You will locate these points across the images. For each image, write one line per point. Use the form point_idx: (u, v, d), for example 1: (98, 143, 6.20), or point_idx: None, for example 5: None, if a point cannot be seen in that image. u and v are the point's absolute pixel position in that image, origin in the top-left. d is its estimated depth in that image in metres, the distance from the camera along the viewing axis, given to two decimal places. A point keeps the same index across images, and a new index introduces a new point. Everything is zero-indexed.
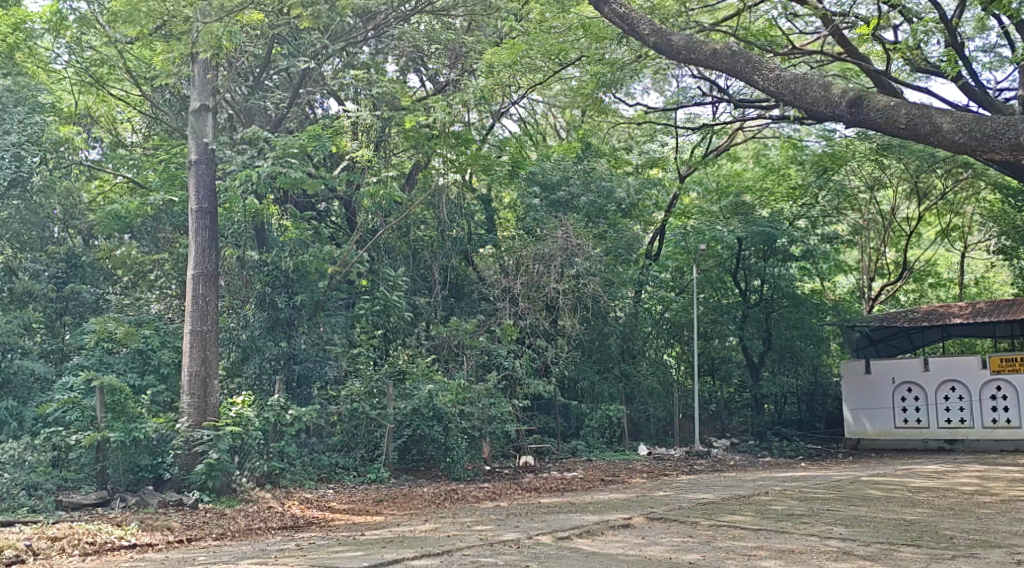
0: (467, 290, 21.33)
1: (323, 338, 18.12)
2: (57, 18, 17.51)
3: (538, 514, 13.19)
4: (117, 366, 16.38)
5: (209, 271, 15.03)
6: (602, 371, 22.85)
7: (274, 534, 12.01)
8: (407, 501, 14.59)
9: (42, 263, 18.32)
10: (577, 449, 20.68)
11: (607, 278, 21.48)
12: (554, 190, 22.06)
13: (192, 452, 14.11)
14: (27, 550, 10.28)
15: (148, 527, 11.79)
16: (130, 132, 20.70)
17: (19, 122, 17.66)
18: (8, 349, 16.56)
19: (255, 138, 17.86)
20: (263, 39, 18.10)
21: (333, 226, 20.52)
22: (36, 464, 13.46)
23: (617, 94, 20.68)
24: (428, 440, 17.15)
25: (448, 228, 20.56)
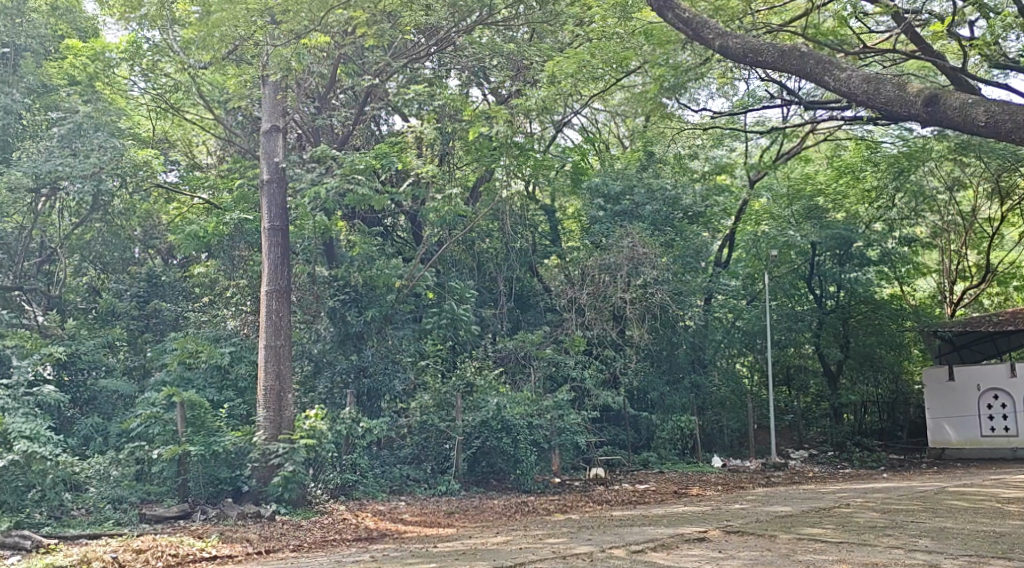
0: (533, 301, 21.32)
1: (391, 350, 18.23)
2: (133, 48, 18.34)
3: (612, 527, 13.06)
4: (197, 381, 16.85)
5: (282, 287, 15.29)
6: (673, 381, 22.57)
7: (350, 546, 12.12)
8: (478, 514, 14.58)
9: (124, 283, 19.22)
10: (649, 461, 20.40)
11: (676, 287, 21.16)
12: (619, 200, 21.61)
13: (268, 465, 14.26)
14: (113, 562, 10.59)
15: (227, 539, 12.00)
16: (205, 156, 21.25)
17: (99, 146, 17.92)
18: (94, 366, 17.17)
19: (324, 156, 18.03)
20: (329, 60, 17.91)
21: (400, 240, 20.76)
22: (121, 478, 14.12)
23: (682, 100, 20.53)
24: (498, 452, 17.04)
25: (513, 240, 20.70)
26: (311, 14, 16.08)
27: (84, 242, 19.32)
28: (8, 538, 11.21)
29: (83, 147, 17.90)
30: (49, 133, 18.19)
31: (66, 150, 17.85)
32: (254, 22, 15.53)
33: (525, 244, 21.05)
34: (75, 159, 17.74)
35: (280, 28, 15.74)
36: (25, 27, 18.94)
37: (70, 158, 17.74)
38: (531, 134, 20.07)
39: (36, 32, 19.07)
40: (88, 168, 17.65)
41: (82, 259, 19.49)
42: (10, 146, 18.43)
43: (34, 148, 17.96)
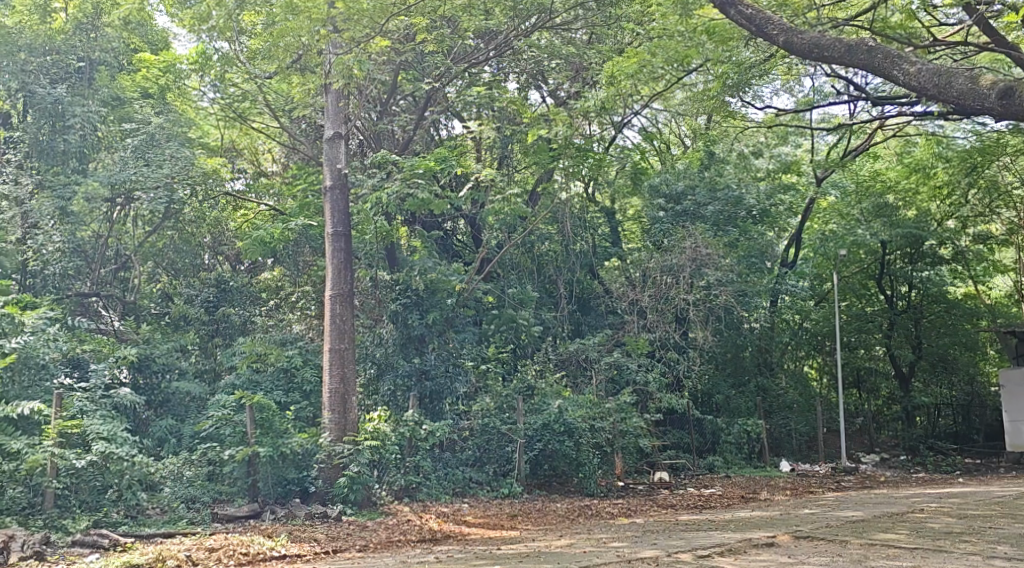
0: (594, 302, 21.20)
1: (452, 354, 18.29)
2: (203, 59, 18.71)
3: (677, 532, 12.92)
4: (265, 384, 17.31)
5: (345, 291, 15.46)
6: (738, 385, 22.32)
7: (415, 547, 12.20)
8: (541, 517, 14.52)
9: (195, 288, 19.29)
10: (715, 465, 20.07)
11: (742, 288, 20.64)
12: (680, 200, 21.33)
13: (335, 465, 14.60)
14: (188, 560, 10.83)
15: (296, 538, 12.17)
16: (271, 163, 21.72)
17: (171, 157, 18.63)
18: (166, 370, 17.56)
19: (384, 162, 18.14)
20: (389, 65, 18.10)
21: (459, 244, 20.91)
22: (193, 478, 14.33)
23: (745, 98, 20.25)
24: (560, 455, 16.91)
25: (573, 242, 20.63)
26: (372, 22, 16.06)
27: (157, 250, 19.82)
28: (87, 537, 11.53)
29: (155, 157, 18.49)
30: (124, 144, 18.73)
31: (140, 160, 18.41)
32: (317, 31, 15.54)
33: (585, 246, 20.99)
34: (148, 169, 18.31)
35: (343, 36, 15.84)
36: (99, 40, 19.46)
37: (142, 168, 18.30)
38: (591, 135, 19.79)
39: (109, 46, 19.57)
40: (160, 178, 18.27)
41: (155, 266, 19.96)
42: (87, 156, 18.96)
43: (111, 159, 18.57)
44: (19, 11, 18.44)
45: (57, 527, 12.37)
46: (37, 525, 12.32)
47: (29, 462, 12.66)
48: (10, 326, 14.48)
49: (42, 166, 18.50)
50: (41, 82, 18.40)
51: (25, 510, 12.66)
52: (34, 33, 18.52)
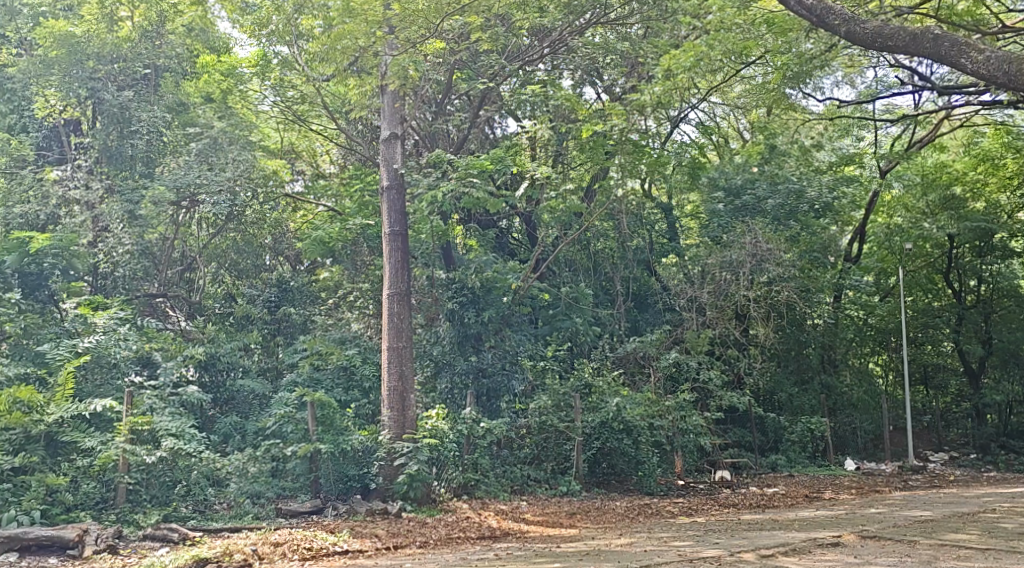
0: (652, 300, 21.01)
1: (509, 352, 18.31)
2: (264, 62, 19.17)
3: (740, 531, 12.76)
4: (325, 382, 17.53)
5: (403, 290, 15.58)
6: (801, 383, 21.92)
7: (475, 544, 12.25)
8: (601, 515, 14.50)
9: (257, 289, 19.73)
10: (778, 464, 19.78)
11: (804, 284, 20.33)
12: (740, 194, 21.16)
13: (394, 464, 14.61)
14: (254, 555, 11.03)
15: (357, 534, 12.30)
16: (328, 165, 22.00)
17: (233, 161, 19.00)
18: (230, 368, 17.92)
19: (440, 161, 18.19)
20: (444, 65, 18.15)
21: (514, 242, 20.93)
22: (257, 475, 14.24)
23: (805, 90, 19.99)
24: (619, 454, 16.81)
25: (629, 239, 20.67)
26: (427, 22, 16.12)
27: (220, 251, 20.05)
28: (157, 531, 11.79)
29: (219, 160, 18.95)
30: (189, 148, 19.23)
31: (204, 164, 18.87)
32: (373, 33, 15.67)
33: (642, 242, 20.94)
34: (211, 172, 18.79)
35: (398, 37, 15.85)
36: (163, 48, 19.95)
37: (207, 172, 18.79)
38: (647, 131, 19.46)
39: (173, 53, 20.06)
40: (224, 182, 18.69)
41: (218, 267, 20.17)
42: (153, 161, 19.56)
43: (176, 163, 19.09)
44: (86, 19, 18.77)
45: (128, 521, 12.71)
46: (110, 520, 12.68)
47: (102, 457, 12.99)
48: (82, 326, 15.75)
49: (112, 170, 19.26)
50: (109, 88, 19.03)
51: (98, 505, 13.03)
52: (102, 42, 18.96)
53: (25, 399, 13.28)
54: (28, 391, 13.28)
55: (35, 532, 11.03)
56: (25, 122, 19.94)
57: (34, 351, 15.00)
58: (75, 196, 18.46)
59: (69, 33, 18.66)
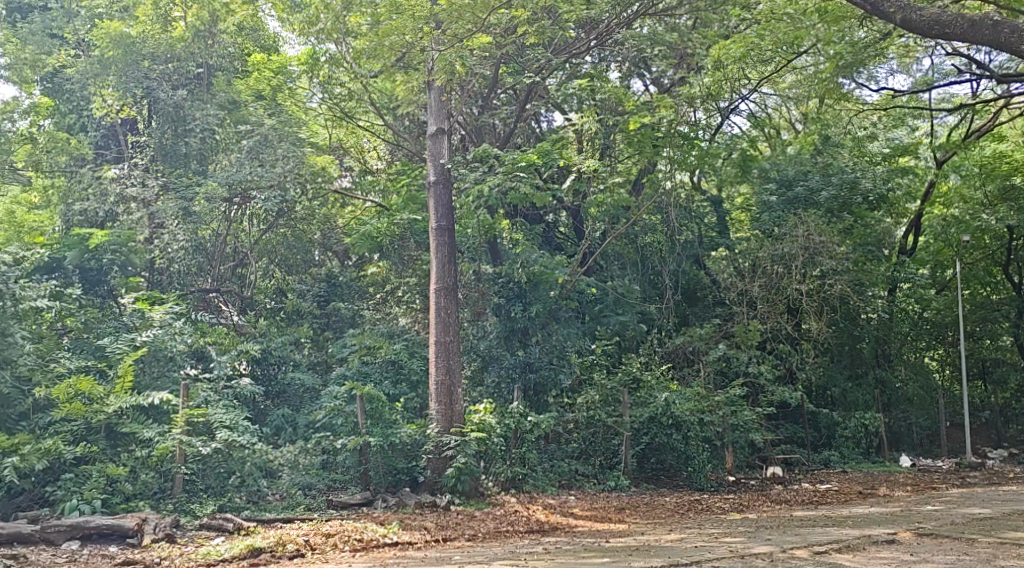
0: (701, 294, 20.92)
1: (557, 347, 18.22)
2: (313, 60, 19.23)
3: (792, 527, 12.62)
4: (374, 375, 17.69)
5: (449, 285, 15.62)
6: (855, 377, 21.33)
7: (523, 537, 12.28)
8: (650, 510, 14.42)
9: (306, 284, 20.13)
10: (831, 461, 19.55)
11: (858, 278, 19.99)
12: (792, 185, 20.81)
13: (442, 456, 14.70)
14: (306, 545, 11.18)
15: (407, 526, 12.40)
16: (376, 161, 21.49)
17: (282, 157, 19.14)
18: (281, 362, 18.18)
19: (486, 155, 18.19)
20: (491, 59, 18.09)
21: (561, 236, 20.87)
22: (308, 467, 14.53)
23: (858, 79, 19.64)
24: (668, 449, 16.69)
25: (679, 233, 20.36)
26: (475, 17, 16.21)
27: (271, 247, 20.11)
28: (213, 521, 11.99)
29: (269, 156, 19.14)
30: (240, 146, 19.49)
31: (255, 161, 19.14)
32: (420, 28, 15.84)
33: (691, 236, 20.71)
34: (262, 169, 19.01)
35: (445, 33, 16.05)
36: (215, 47, 20.31)
37: (259, 168, 19.03)
38: (696, 123, 18.87)
39: (225, 52, 20.44)
40: (275, 178, 18.89)
41: (270, 262, 20.18)
42: (207, 158, 20.00)
43: (228, 160, 19.41)
44: (142, 20, 19.42)
45: (185, 511, 12.96)
46: (167, 509, 12.95)
47: (160, 449, 13.31)
48: (140, 321, 16.06)
49: (166, 168, 19.63)
50: (163, 87, 19.56)
51: (156, 494, 13.27)
52: (156, 41, 19.57)
53: (86, 391, 13.65)
54: (88, 382, 13.60)
55: (96, 520, 11.29)
56: (83, 122, 20.36)
57: (94, 345, 15.32)
58: (132, 194, 18.84)
59: (124, 33, 19.09)
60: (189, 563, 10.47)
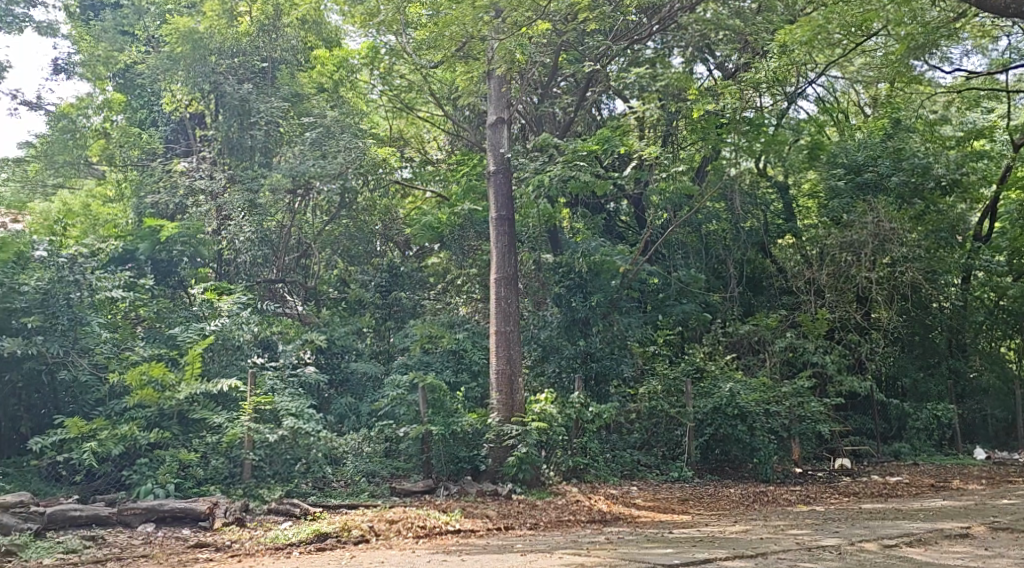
0: (767, 283, 20.57)
1: (618, 336, 18.14)
2: (373, 53, 19.50)
3: (861, 520, 12.34)
4: (435, 364, 17.82)
5: (509, 274, 15.55)
6: (928, 368, 21.07)
7: (585, 527, 12.25)
8: (714, 501, 14.24)
9: (369, 274, 20.25)
10: (901, 452, 19.12)
11: (931, 266, 19.35)
12: (861, 171, 20.17)
13: (503, 445, 14.64)
14: (370, 531, 11.29)
15: (469, 514, 12.45)
16: (436, 151, 21.99)
17: (344, 149, 19.29)
18: (345, 351, 18.38)
19: (546, 144, 18.11)
20: (551, 47, 18.02)
21: (623, 225, 20.72)
22: (372, 454, 14.82)
23: (931, 61, 19.10)
24: (733, 440, 16.36)
25: (743, 220, 20.10)
26: (534, 4, 16.06)
27: (333, 237, 20.33)
28: (281, 505, 12.21)
29: (331, 148, 19.28)
30: (302, 138, 19.66)
31: (317, 152, 19.24)
32: (480, 19, 15.77)
33: (756, 224, 20.34)
34: (324, 160, 19.15)
35: (506, 21, 15.86)
36: (279, 42, 20.57)
37: (320, 160, 19.15)
38: (762, 108, 18.98)
39: (288, 46, 20.61)
40: (336, 168, 19.04)
41: (332, 252, 20.45)
42: (271, 151, 20.20)
43: (292, 151, 19.42)
44: (210, 16, 19.64)
45: (254, 496, 13.18)
46: (237, 494, 13.19)
47: (229, 435, 13.61)
48: (209, 310, 16.44)
49: (233, 161, 20.08)
50: (229, 81, 19.86)
51: (226, 479, 13.55)
52: (223, 36, 19.80)
53: (158, 377, 14.01)
54: (161, 368, 13.96)
55: (170, 504, 11.57)
56: (155, 117, 21.42)
57: (166, 334, 15.61)
58: (200, 187, 19.36)
59: (192, 29, 19.39)
60: (258, 547, 10.68)
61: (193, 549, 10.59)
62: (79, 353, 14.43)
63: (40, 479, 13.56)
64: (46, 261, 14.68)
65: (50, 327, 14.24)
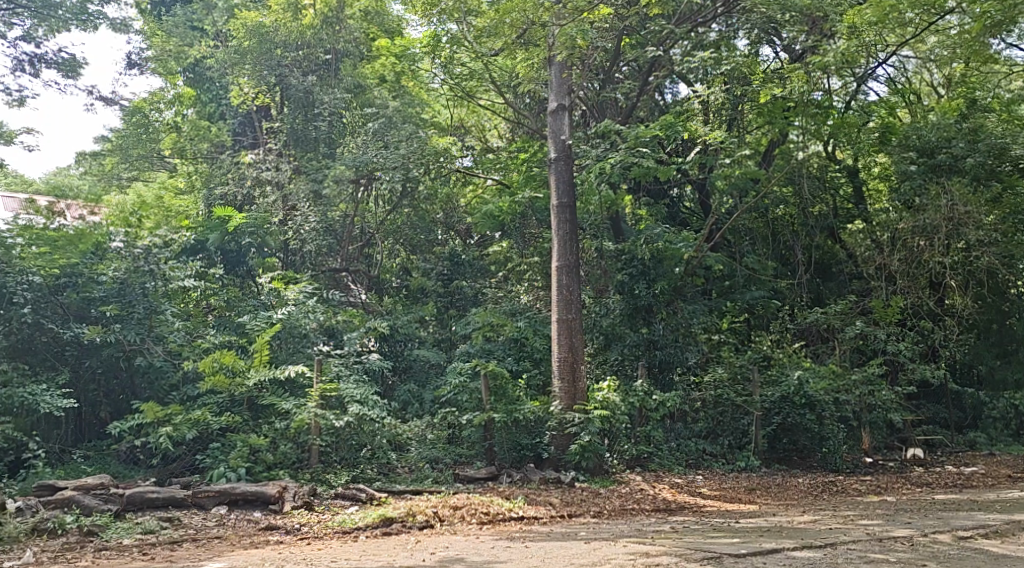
0: (836, 269, 20.27)
1: (682, 324, 17.82)
2: (433, 42, 18.95)
3: (935, 511, 12.02)
4: (497, 352, 17.85)
5: (571, 262, 15.43)
6: (1003, 355, 20.39)
7: (649, 515, 12.17)
8: (782, 491, 14.02)
9: (430, 262, 20.42)
10: (976, 442, 18.61)
11: (1009, 252, 18.65)
12: (933, 153, 19.47)
13: (565, 433, 14.63)
14: (435, 516, 11.38)
15: (532, 501, 12.47)
16: (497, 140, 21.98)
17: (405, 139, 19.29)
18: (407, 339, 18.51)
19: (608, 132, 17.96)
20: (613, 32, 17.78)
21: (687, 212, 20.49)
22: (435, 441, 15.09)
23: (1007, 39, 18.47)
24: (801, 429, 16.14)
25: (811, 204, 19.71)
26: None
27: (395, 227, 20.48)
28: (347, 490, 12.38)
29: (393, 138, 19.38)
30: (366, 128, 19.88)
31: (379, 143, 19.41)
32: (541, 5, 15.58)
33: (824, 209, 19.91)
34: (387, 150, 19.27)
35: (567, 6, 15.36)
36: (341, 32, 20.60)
37: (383, 150, 19.29)
38: (830, 90, 18.47)
39: (351, 37, 20.64)
40: (397, 159, 19.00)
41: (394, 241, 20.68)
42: (335, 142, 20.41)
43: (354, 142, 19.78)
44: (275, 10, 19.98)
45: (322, 480, 13.40)
46: (306, 478, 13.41)
47: (297, 422, 13.70)
48: (276, 299, 16.79)
49: (299, 153, 20.34)
50: (295, 74, 20.21)
51: (295, 464, 13.72)
52: (287, 30, 20.07)
53: (228, 364, 14.29)
54: (231, 356, 14.23)
55: (241, 487, 11.82)
56: (223, 111, 21.68)
57: (235, 322, 15.93)
58: (267, 177, 19.87)
59: (258, 23, 20.02)
60: (326, 530, 10.85)
61: (264, 532, 10.81)
62: (154, 341, 14.87)
63: (119, 462, 14.08)
64: (122, 252, 15.25)
65: (127, 316, 14.78)
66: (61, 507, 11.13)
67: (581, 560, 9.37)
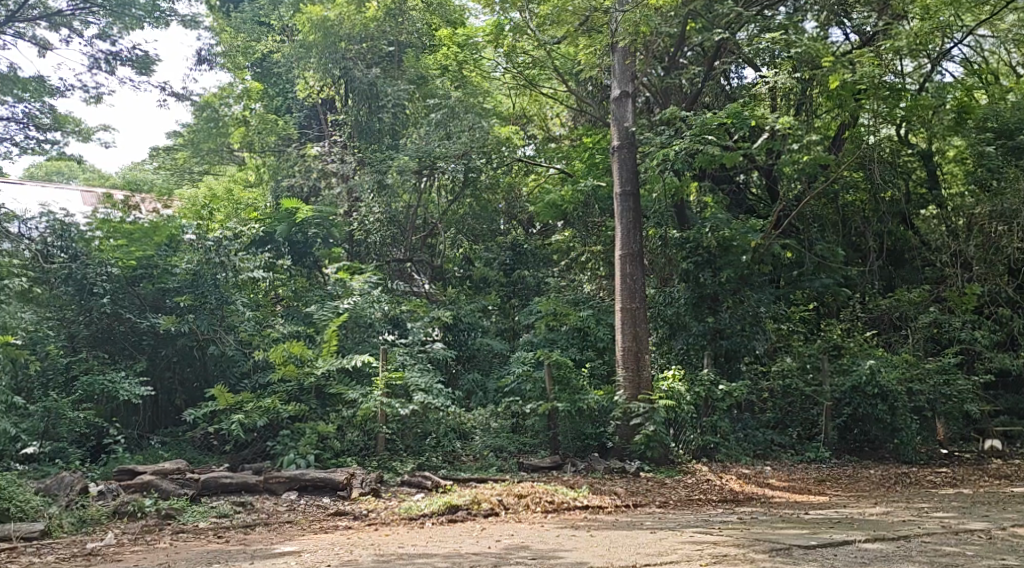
0: (908, 257, 19.91)
1: (750, 312, 17.42)
2: (497, 30, 18.70)
3: (1014, 504, 11.66)
4: (560, 342, 17.81)
5: (634, 251, 15.31)
6: None
7: (716, 506, 12.05)
8: (852, 483, 13.75)
9: (492, 252, 20.40)
10: None
11: None
12: (1012, 134, 19.27)
13: (630, 424, 14.56)
14: (500, 504, 11.44)
15: (597, 490, 12.44)
16: (559, 128, 22.02)
17: (469, 128, 19.27)
18: (471, 329, 18.58)
19: (673, 118, 17.71)
20: (677, 19, 17.58)
21: (753, 198, 20.23)
22: (499, 429, 15.11)
23: None
24: (872, 420, 15.75)
25: (883, 190, 19.14)
26: None
27: (458, 217, 20.72)
28: (413, 478, 12.50)
29: (455, 129, 19.44)
30: (429, 119, 20.00)
31: (442, 133, 19.54)
32: None
33: (897, 194, 19.38)
34: (449, 140, 19.34)
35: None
36: (405, 24, 20.88)
37: (445, 140, 19.37)
38: (903, 73, 18.09)
39: (414, 28, 20.96)
40: (460, 148, 19.09)
41: (457, 232, 20.82)
42: (399, 133, 20.78)
43: (418, 133, 19.92)
44: (339, 4, 20.06)
45: (388, 467, 13.59)
46: (373, 465, 13.62)
47: (363, 410, 13.87)
48: (342, 289, 17.04)
49: (363, 145, 20.59)
50: (359, 67, 20.34)
51: (362, 452, 14.00)
52: (351, 23, 20.17)
53: (297, 353, 14.55)
54: (299, 345, 14.51)
55: (311, 473, 12.05)
56: (289, 104, 22.01)
57: (303, 312, 16.23)
58: (333, 169, 20.09)
59: (323, 17, 20.02)
60: (393, 517, 10.99)
61: (333, 517, 11.00)
62: (225, 330, 15.25)
63: (193, 448, 14.48)
64: (195, 244, 15.47)
65: (200, 306, 15.15)
66: (141, 491, 11.51)
67: (647, 550, 9.33)
